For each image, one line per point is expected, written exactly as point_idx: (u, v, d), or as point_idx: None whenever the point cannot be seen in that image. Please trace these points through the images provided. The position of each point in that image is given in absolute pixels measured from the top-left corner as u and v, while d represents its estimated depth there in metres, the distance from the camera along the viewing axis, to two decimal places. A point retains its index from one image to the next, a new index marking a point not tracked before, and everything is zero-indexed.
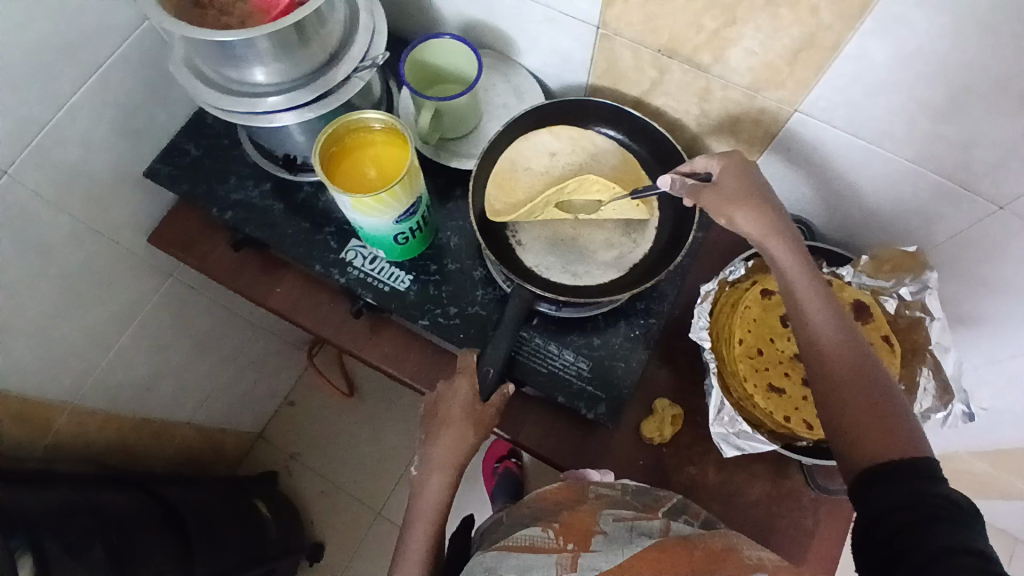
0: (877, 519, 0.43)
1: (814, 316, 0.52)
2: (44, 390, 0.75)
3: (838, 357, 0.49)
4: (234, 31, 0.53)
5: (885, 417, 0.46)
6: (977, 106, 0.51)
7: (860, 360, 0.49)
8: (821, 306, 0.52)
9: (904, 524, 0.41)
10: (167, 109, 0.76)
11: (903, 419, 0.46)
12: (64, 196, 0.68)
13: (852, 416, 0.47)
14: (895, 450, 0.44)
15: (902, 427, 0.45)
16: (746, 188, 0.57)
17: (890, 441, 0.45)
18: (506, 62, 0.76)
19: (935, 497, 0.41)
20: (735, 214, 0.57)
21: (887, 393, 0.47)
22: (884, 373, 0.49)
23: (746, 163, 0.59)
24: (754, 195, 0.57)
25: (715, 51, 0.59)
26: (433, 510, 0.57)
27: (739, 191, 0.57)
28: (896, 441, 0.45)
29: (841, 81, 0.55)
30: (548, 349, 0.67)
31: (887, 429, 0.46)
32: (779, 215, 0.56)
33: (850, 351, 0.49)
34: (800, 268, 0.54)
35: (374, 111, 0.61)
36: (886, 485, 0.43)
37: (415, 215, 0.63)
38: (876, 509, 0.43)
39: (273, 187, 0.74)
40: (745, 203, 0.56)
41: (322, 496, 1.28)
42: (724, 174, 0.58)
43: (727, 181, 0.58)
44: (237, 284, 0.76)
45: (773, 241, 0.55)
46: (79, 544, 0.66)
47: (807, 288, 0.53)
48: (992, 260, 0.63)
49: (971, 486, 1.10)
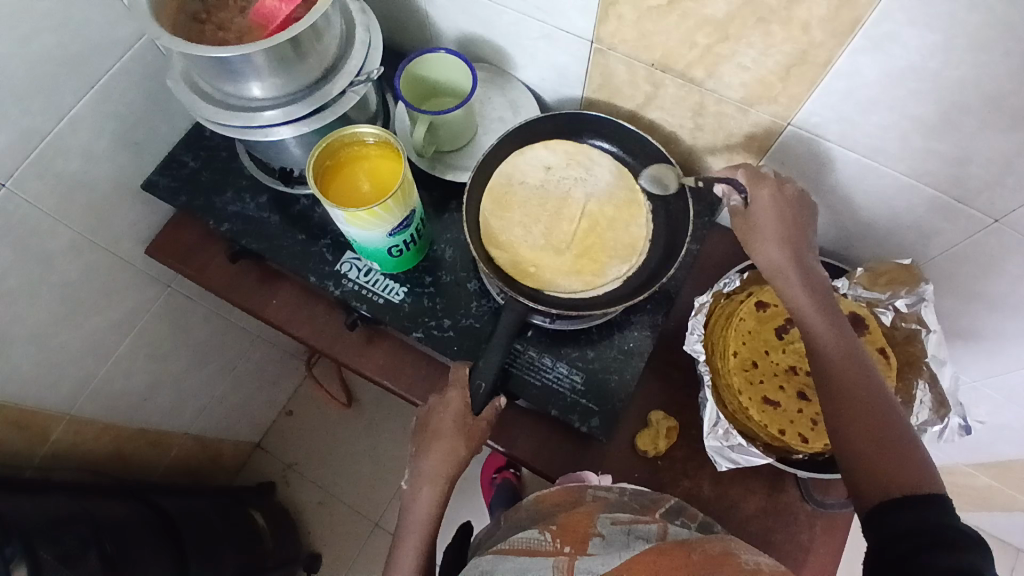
0: (883, 545, 0.43)
1: (828, 345, 0.52)
2: (42, 399, 0.75)
3: (850, 385, 0.49)
4: (230, 47, 0.53)
5: (895, 451, 0.46)
6: (969, 121, 0.51)
7: (874, 397, 0.49)
8: (833, 338, 0.52)
9: (911, 549, 0.41)
10: (166, 122, 0.76)
11: (918, 460, 0.45)
12: (64, 208, 0.69)
13: (860, 444, 0.47)
14: (902, 482, 0.44)
15: (915, 468, 0.45)
16: (776, 218, 0.58)
17: (897, 473, 0.45)
18: (502, 75, 0.76)
19: (945, 528, 0.41)
20: (757, 246, 0.58)
21: (903, 433, 0.47)
22: (893, 404, 0.48)
23: (785, 189, 0.59)
24: (780, 225, 0.57)
25: (708, 66, 0.59)
26: (424, 524, 0.57)
27: (767, 220, 0.58)
28: (905, 474, 0.45)
29: (834, 96, 0.55)
30: (541, 362, 0.67)
31: (898, 463, 0.45)
32: (801, 248, 0.57)
33: (862, 379, 0.49)
34: (815, 300, 0.54)
35: (367, 125, 0.62)
36: (896, 513, 0.43)
37: (408, 228, 0.64)
38: (887, 532, 0.43)
39: (270, 199, 0.74)
40: (766, 234, 0.57)
41: (320, 506, 1.28)
42: (756, 202, 0.58)
43: (760, 209, 0.58)
44: (233, 296, 0.76)
45: (791, 274, 0.56)
46: (73, 554, 0.66)
47: (818, 318, 0.54)
48: (988, 273, 0.62)
49: (972, 499, 1.08)
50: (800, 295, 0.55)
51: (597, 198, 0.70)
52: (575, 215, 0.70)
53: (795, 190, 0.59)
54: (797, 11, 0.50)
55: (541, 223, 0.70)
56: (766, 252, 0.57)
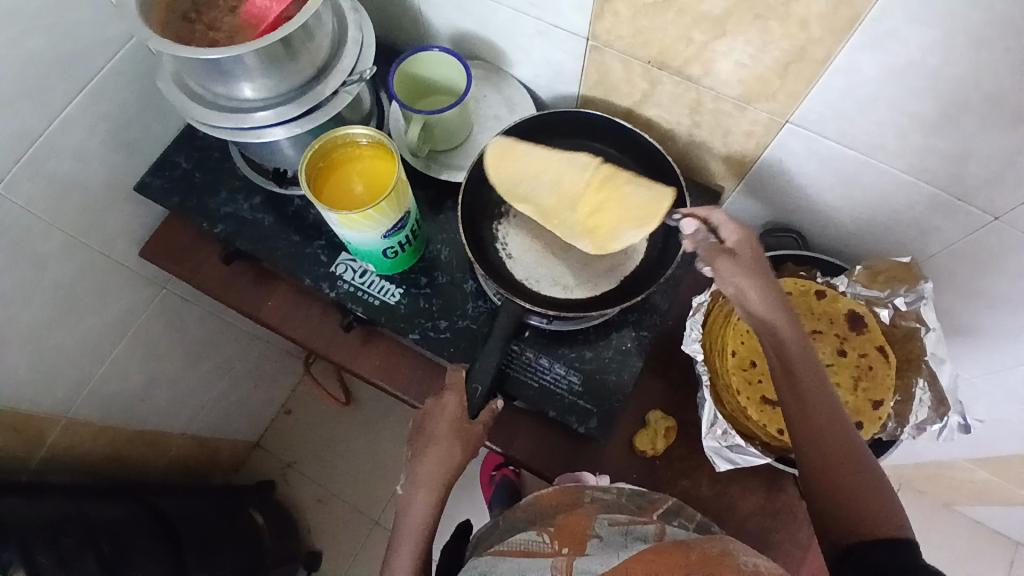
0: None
1: (808, 379, 0.49)
2: (38, 402, 0.75)
3: (829, 425, 0.48)
4: (220, 48, 0.53)
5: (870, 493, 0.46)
6: (968, 116, 0.50)
7: (846, 438, 0.48)
8: (814, 378, 0.49)
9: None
10: (158, 122, 0.76)
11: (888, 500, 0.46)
12: (56, 211, 0.68)
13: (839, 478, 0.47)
14: (875, 515, 0.45)
15: (888, 509, 0.45)
16: (754, 262, 0.53)
17: (874, 512, 0.45)
18: (497, 73, 0.75)
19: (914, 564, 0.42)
20: (749, 288, 0.52)
21: (873, 474, 0.47)
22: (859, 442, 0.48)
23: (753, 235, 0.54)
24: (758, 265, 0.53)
25: (704, 63, 0.59)
26: (419, 529, 0.57)
27: (755, 263, 0.53)
28: (879, 510, 0.45)
29: (833, 92, 0.54)
30: (539, 363, 0.67)
31: (873, 503, 0.45)
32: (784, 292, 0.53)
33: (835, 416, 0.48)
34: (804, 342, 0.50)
35: (360, 126, 0.61)
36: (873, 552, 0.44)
37: (403, 229, 0.63)
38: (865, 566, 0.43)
39: (264, 200, 0.74)
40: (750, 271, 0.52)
41: (320, 503, 1.28)
42: (740, 245, 0.53)
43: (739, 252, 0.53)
44: (228, 297, 0.76)
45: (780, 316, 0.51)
46: (71, 557, 0.66)
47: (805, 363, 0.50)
48: (988, 270, 0.62)
49: (969, 494, 1.08)
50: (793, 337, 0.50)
51: (623, 176, 0.65)
52: (591, 165, 0.65)
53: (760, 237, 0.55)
54: (795, 7, 0.49)
55: (550, 174, 0.66)
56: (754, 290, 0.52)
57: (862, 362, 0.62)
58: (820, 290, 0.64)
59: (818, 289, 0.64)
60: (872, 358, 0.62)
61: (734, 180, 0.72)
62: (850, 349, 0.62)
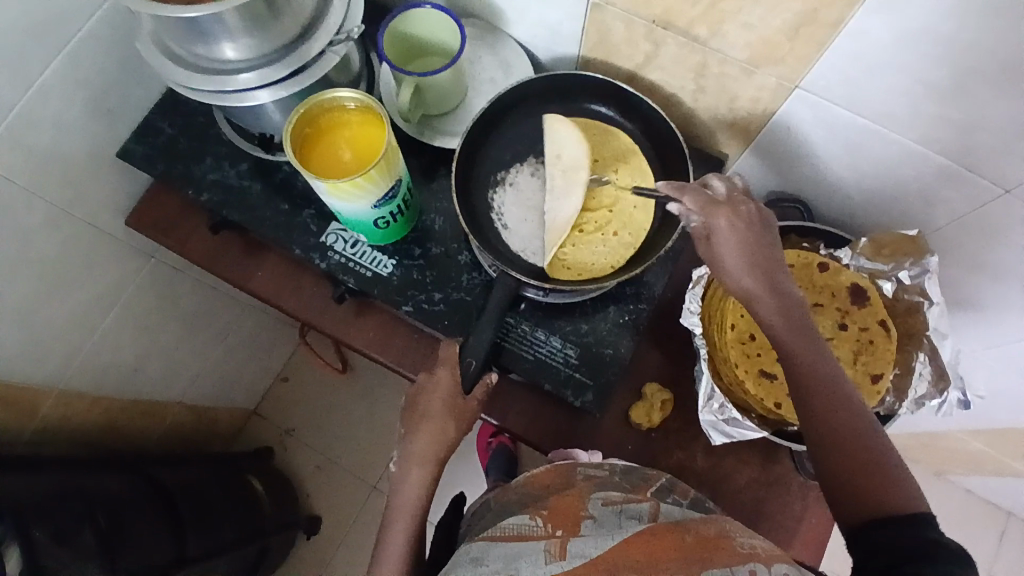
0: (872, 560, 0.41)
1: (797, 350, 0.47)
2: (28, 375, 0.73)
3: (830, 404, 0.46)
4: (197, 6, 0.49)
5: (875, 465, 0.44)
6: (982, 85, 0.48)
7: (844, 406, 0.46)
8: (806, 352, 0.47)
9: (896, 558, 0.40)
10: (138, 85, 0.72)
11: (894, 474, 0.43)
12: (36, 182, 0.65)
13: (839, 450, 0.45)
14: (886, 491, 0.43)
15: (897, 486, 0.43)
16: (742, 247, 0.50)
17: (884, 492, 0.43)
18: (492, 33, 0.72)
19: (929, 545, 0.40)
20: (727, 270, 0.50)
21: (877, 444, 0.45)
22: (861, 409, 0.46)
23: (755, 211, 0.51)
24: (747, 249, 0.50)
25: (711, 24, 0.55)
26: (412, 507, 0.56)
27: (739, 244, 0.50)
28: (891, 488, 0.43)
29: (846, 58, 0.52)
30: (535, 336, 0.66)
31: (880, 477, 0.43)
32: (775, 263, 0.50)
33: (832, 387, 0.46)
34: (788, 321, 0.48)
35: (347, 89, 0.58)
36: (883, 528, 0.42)
37: (395, 198, 0.61)
38: (881, 546, 0.41)
39: (251, 166, 0.71)
40: (736, 256, 0.50)
41: (318, 469, 1.29)
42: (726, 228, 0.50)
43: (723, 241, 0.50)
44: (218, 268, 0.74)
45: (761, 296, 0.49)
46: (68, 531, 0.66)
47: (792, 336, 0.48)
48: (996, 245, 0.60)
49: (963, 464, 1.10)
50: (773, 319, 0.49)
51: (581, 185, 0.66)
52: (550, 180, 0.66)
53: (760, 211, 0.51)
54: None
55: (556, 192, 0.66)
56: (739, 274, 0.50)
57: (862, 336, 0.61)
58: (822, 263, 0.63)
59: (820, 261, 0.63)
60: (873, 332, 0.61)
61: (738, 149, 0.69)
62: (852, 323, 0.61)
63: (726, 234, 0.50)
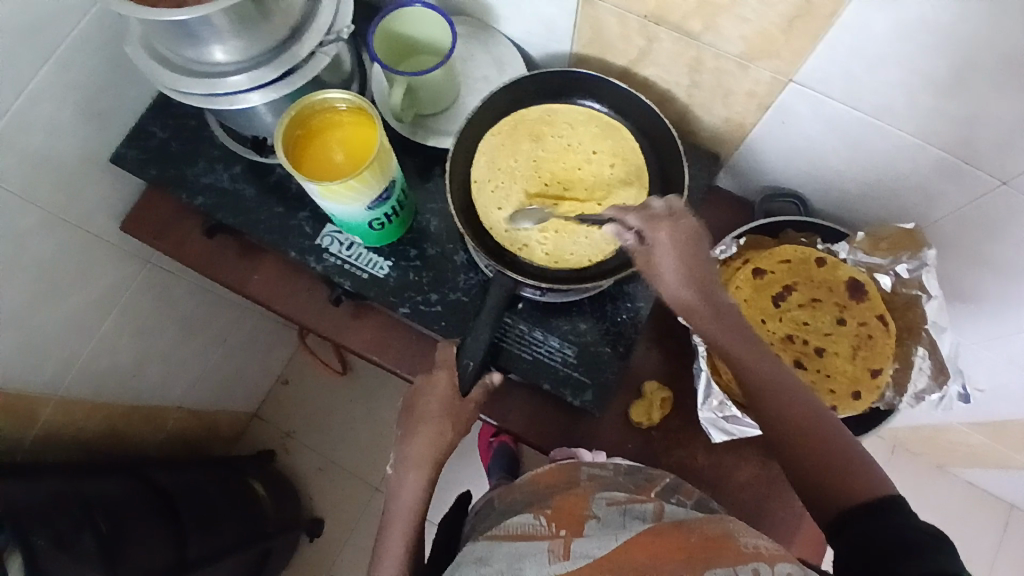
0: (853, 557, 0.42)
1: (749, 360, 0.49)
2: (26, 383, 0.73)
3: (788, 408, 0.48)
4: (185, 9, 0.49)
5: (840, 460, 0.45)
6: (979, 77, 0.47)
7: (803, 408, 0.47)
8: (760, 361, 0.49)
9: (878, 551, 0.40)
10: (130, 88, 0.72)
11: (861, 465, 0.45)
12: (28, 187, 0.65)
13: (804, 451, 0.46)
14: (855, 485, 0.44)
15: (865, 476, 0.44)
16: (679, 262, 0.51)
17: (852, 484, 0.44)
18: (485, 31, 0.71)
19: (906, 531, 0.40)
20: (670, 288, 0.52)
21: (840, 440, 0.46)
22: (819, 408, 0.48)
23: (696, 228, 0.51)
24: (685, 264, 0.51)
25: (705, 18, 0.55)
26: (410, 510, 0.56)
27: (680, 262, 0.51)
28: (859, 480, 0.44)
29: (839, 51, 0.51)
30: (532, 336, 0.65)
31: (847, 470, 0.45)
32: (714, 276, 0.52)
33: (787, 390, 0.48)
34: (735, 334, 0.50)
35: (338, 90, 0.58)
36: (858, 522, 0.42)
37: (389, 200, 0.61)
38: (862, 540, 0.42)
39: (245, 169, 0.71)
40: (675, 271, 0.51)
41: (320, 472, 1.29)
42: (668, 244, 0.51)
43: (663, 255, 0.51)
44: (214, 271, 0.74)
45: (703, 313, 0.51)
46: (68, 534, 0.66)
47: (740, 349, 0.50)
48: (995, 237, 0.60)
49: (967, 458, 1.09)
50: (720, 333, 0.50)
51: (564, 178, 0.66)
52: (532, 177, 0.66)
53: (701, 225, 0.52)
54: None
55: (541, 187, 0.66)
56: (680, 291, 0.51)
57: (860, 332, 0.61)
58: (819, 257, 0.62)
59: (818, 256, 0.62)
60: (872, 327, 0.60)
61: (734, 145, 0.69)
62: (849, 318, 0.61)
63: (664, 250, 0.51)
